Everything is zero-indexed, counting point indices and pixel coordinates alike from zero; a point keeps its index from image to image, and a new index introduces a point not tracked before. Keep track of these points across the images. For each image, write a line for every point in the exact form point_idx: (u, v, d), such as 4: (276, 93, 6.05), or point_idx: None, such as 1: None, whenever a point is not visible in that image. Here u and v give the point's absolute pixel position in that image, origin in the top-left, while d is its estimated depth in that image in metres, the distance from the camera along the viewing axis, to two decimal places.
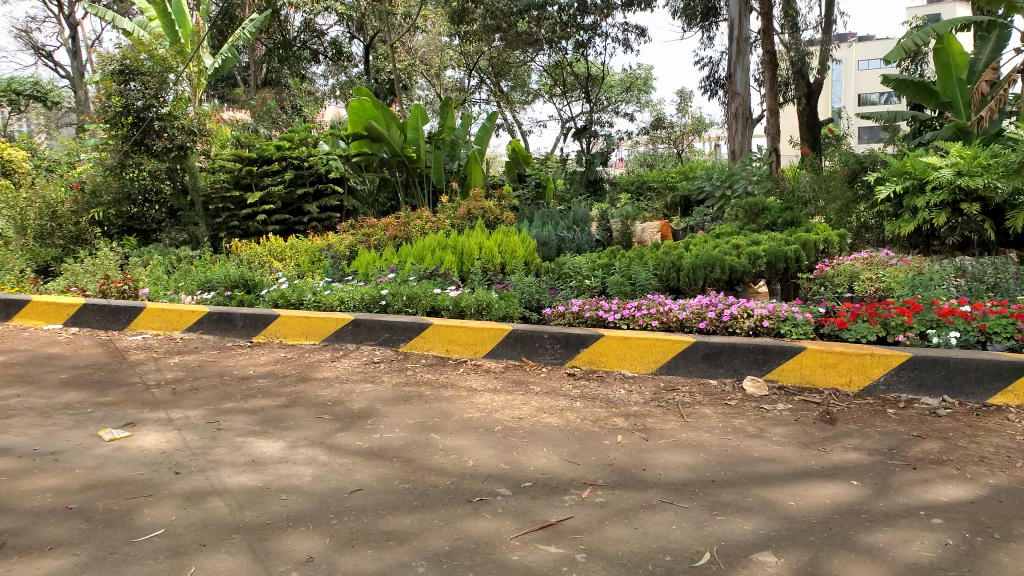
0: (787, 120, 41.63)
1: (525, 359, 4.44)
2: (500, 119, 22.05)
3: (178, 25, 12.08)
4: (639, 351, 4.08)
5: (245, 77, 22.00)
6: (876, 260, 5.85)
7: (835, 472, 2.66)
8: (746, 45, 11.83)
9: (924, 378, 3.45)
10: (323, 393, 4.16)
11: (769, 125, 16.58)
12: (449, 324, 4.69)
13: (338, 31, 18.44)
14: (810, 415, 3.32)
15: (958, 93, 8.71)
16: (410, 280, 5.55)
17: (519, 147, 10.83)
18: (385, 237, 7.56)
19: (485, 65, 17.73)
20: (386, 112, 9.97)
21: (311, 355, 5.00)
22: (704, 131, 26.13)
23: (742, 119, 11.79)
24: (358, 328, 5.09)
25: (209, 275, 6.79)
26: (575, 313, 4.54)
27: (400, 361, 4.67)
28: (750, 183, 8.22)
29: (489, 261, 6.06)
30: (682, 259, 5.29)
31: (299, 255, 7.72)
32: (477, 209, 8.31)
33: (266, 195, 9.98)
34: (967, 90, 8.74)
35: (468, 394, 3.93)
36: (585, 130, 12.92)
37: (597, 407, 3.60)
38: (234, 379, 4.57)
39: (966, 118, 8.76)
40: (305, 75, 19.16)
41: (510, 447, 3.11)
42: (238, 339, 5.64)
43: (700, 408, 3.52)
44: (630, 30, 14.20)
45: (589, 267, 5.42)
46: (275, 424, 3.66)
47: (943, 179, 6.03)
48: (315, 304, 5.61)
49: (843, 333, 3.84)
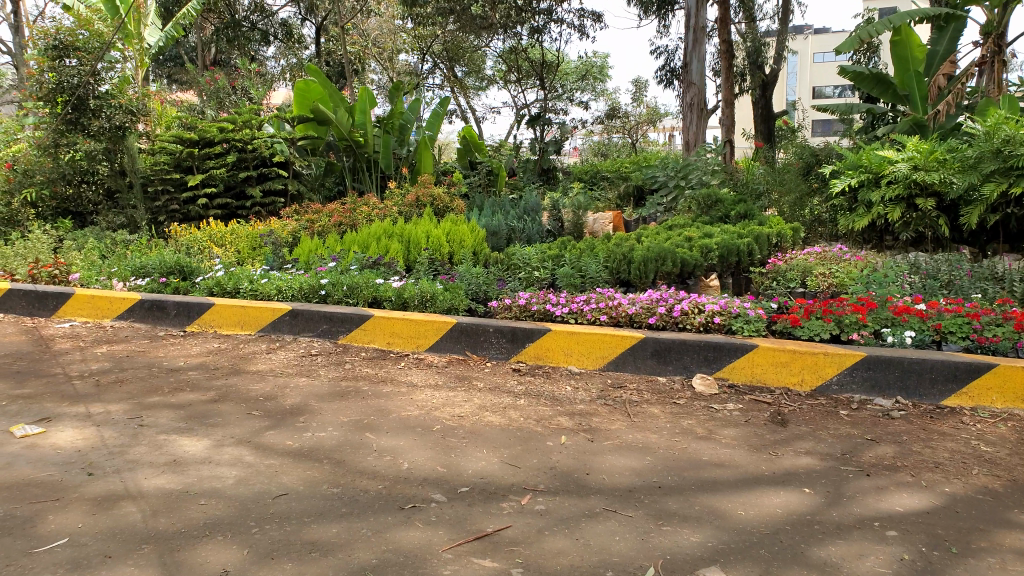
0: (746, 118, 42.33)
1: (469, 353, 4.22)
2: (453, 105, 21.58)
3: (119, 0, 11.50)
4: (587, 347, 3.90)
5: (193, 56, 20.99)
6: (830, 256, 5.80)
7: (787, 479, 2.53)
8: (702, 34, 11.79)
9: (877, 379, 3.37)
10: (255, 387, 3.84)
11: (726, 119, 16.68)
12: (390, 316, 4.42)
13: (289, 12, 17.70)
14: (762, 416, 3.20)
15: (916, 87, 8.75)
16: (351, 269, 5.26)
17: (471, 134, 10.56)
18: (328, 224, 7.21)
19: (440, 50, 17.25)
20: (334, 94, 9.82)
21: (246, 346, 4.66)
22: (661, 123, 26.20)
23: (696, 110, 11.74)
24: (295, 318, 4.77)
25: (143, 260, 6.29)
26: (522, 307, 4.34)
27: (338, 354, 4.38)
28: (704, 175, 8.18)
29: (436, 250, 5.79)
30: (634, 252, 5.15)
31: (240, 241, 7.31)
32: (426, 196, 8.03)
33: (208, 177, 9.32)
34: (924, 83, 8.77)
35: (407, 390, 3.69)
36: (539, 117, 12.61)
37: (543, 405, 3.41)
38: (163, 371, 4.20)
39: (923, 113, 8.81)
40: (254, 56, 18.28)
41: (449, 448, 2.88)
42: (171, 328, 5.23)
43: (648, 407, 3.36)
44: (586, 16, 14.00)
45: (539, 257, 5.23)
46: (199, 421, 3.33)
47: (899, 173, 6.07)
48: (252, 292, 5.25)
49: (796, 331, 3.75)
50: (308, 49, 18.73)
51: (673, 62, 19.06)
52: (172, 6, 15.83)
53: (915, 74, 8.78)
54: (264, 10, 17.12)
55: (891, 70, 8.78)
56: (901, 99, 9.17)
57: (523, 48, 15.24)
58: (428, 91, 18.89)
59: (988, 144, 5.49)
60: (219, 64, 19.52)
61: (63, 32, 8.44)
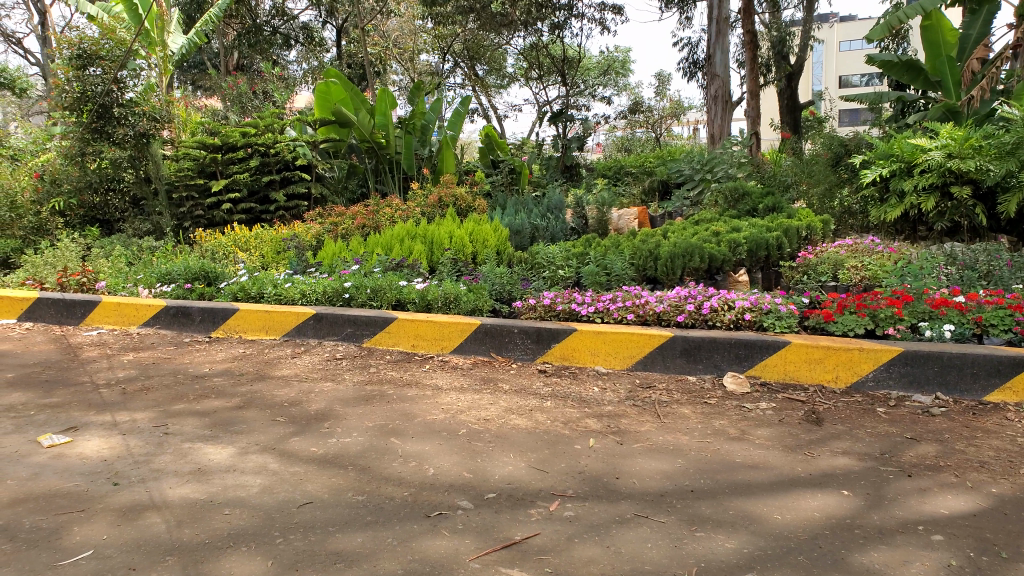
0: (769, 107, 41.55)
1: (495, 355, 4.19)
2: (475, 104, 21.56)
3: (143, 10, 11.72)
4: (613, 346, 3.85)
5: (217, 63, 21.31)
6: (862, 247, 5.64)
7: (824, 480, 2.45)
8: (726, 26, 11.60)
9: (915, 375, 3.27)
10: (280, 393, 3.86)
11: (750, 110, 16.38)
12: (414, 319, 4.41)
13: (310, 16, 17.86)
14: (795, 415, 3.12)
15: (948, 73, 8.50)
16: (375, 272, 5.26)
17: (493, 133, 10.52)
18: (352, 226, 7.24)
19: (460, 49, 17.21)
20: (354, 96, 9.69)
21: (271, 351, 4.69)
22: (684, 116, 25.84)
23: (721, 102, 11.52)
24: (319, 322, 4.79)
25: (169, 266, 6.38)
26: (547, 307, 4.30)
27: (363, 358, 4.39)
28: (730, 168, 8.05)
29: (459, 250, 5.77)
30: (660, 248, 5.07)
31: (264, 245, 7.39)
32: (449, 196, 8.02)
33: (231, 182, 9.49)
34: (957, 68, 8.51)
35: (433, 394, 3.67)
36: (561, 113, 12.50)
37: (570, 407, 3.36)
38: (189, 377, 4.25)
39: (956, 99, 8.57)
40: (276, 60, 18.47)
41: (475, 453, 2.86)
42: (197, 334, 5.30)
43: (678, 407, 3.29)
44: (607, 10, 13.84)
45: (563, 255, 5.18)
46: (225, 428, 3.36)
47: (933, 162, 5.84)
48: (275, 297, 5.27)
49: (829, 326, 3.66)
50: (329, 52, 18.88)
51: (695, 53, 18.76)
52: (195, 15, 16.09)
53: (947, 60, 8.53)
54: (286, 15, 17.29)
55: (922, 55, 8.54)
56: (933, 85, 8.97)
57: (543, 45, 15.16)
58: (449, 91, 18.89)
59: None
60: (243, 70, 19.80)
61: (87, 42, 8.57)
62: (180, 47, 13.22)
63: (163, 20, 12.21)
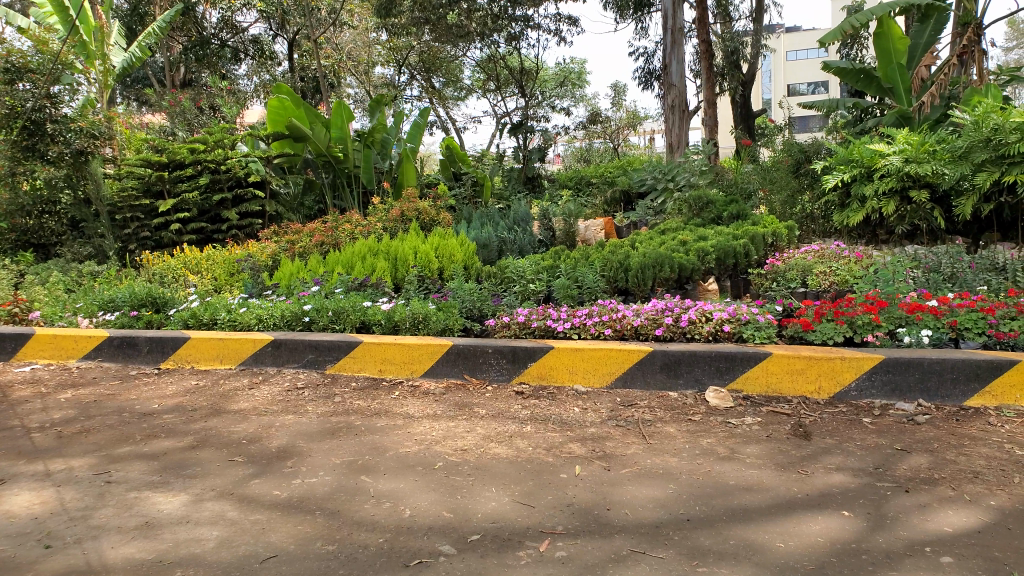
0: (722, 116, 42.75)
1: (468, 377, 4.00)
2: (432, 116, 21.36)
3: (80, 22, 11.21)
4: (592, 363, 3.71)
5: (161, 78, 20.52)
6: (828, 253, 5.67)
7: (823, 501, 2.34)
8: (681, 35, 11.78)
9: (897, 382, 3.23)
10: (237, 429, 3.56)
11: (706, 118, 16.68)
12: (381, 342, 4.18)
13: (261, 29, 17.44)
14: (782, 429, 3.03)
15: (899, 79, 8.79)
16: (336, 293, 4.99)
17: (454, 145, 10.35)
18: (310, 244, 6.92)
19: (416, 61, 17.01)
20: (308, 112, 9.50)
21: (226, 382, 4.36)
22: (640, 126, 26.29)
23: (678, 112, 11.66)
24: (278, 349, 4.50)
25: (113, 293, 5.93)
26: (521, 324, 4.13)
27: (327, 386, 4.12)
28: (692, 176, 8.11)
29: (425, 266, 5.55)
30: (630, 258, 5.01)
31: (216, 267, 7.02)
32: (412, 210, 7.81)
33: (180, 202, 8.92)
34: (907, 75, 8.82)
35: (404, 423, 3.45)
36: (521, 125, 12.43)
37: (551, 431, 3.19)
38: (136, 415, 3.89)
39: (908, 105, 8.80)
40: (226, 75, 17.88)
41: (454, 488, 2.65)
42: (144, 367, 4.90)
43: (663, 426, 3.16)
44: (562, 21, 13.92)
45: (533, 269, 5.04)
46: (175, 472, 3.03)
47: (892, 167, 6.03)
48: (230, 323, 4.93)
49: (809, 335, 3.61)
50: (282, 66, 18.46)
51: (651, 64, 19.07)
52: (139, 27, 15.44)
53: (898, 67, 8.83)
54: (235, 27, 16.81)
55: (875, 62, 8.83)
56: (885, 92, 9.21)
57: (500, 57, 15.15)
58: (406, 103, 18.66)
59: (977, 133, 5.52)
60: (190, 84, 19.11)
61: (14, 55, 8.09)
62: (123, 62, 12.55)
63: (103, 33, 11.63)
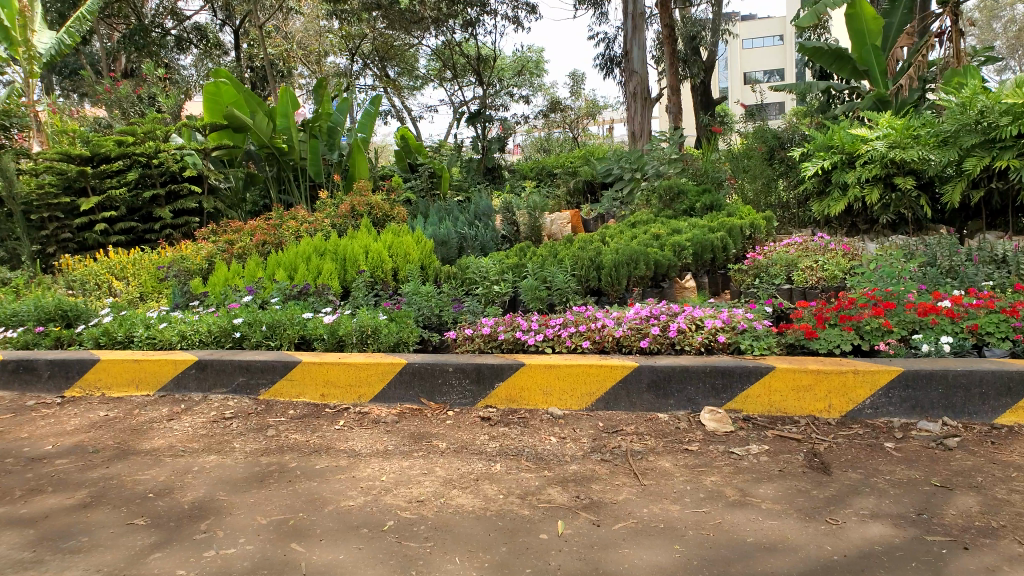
0: (683, 104, 42.91)
1: (426, 401, 3.45)
2: (387, 105, 20.36)
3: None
4: (569, 382, 3.21)
5: (96, 69, 18.93)
6: (812, 245, 5.26)
7: (868, 565, 1.89)
8: (641, 20, 11.33)
9: (918, 398, 2.85)
10: (144, 477, 2.89)
11: (671, 105, 16.36)
12: (323, 361, 3.57)
13: (206, 16, 16.30)
14: (796, 461, 2.60)
15: (874, 61, 8.53)
16: (272, 304, 4.35)
17: (408, 135, 9.80)
18: (251, 244, 6.19)
19: (370, 50, 16.11)
20: (250, 98, 8.52)
21: (141, 414, 3.67)
22: (600, 115, 25.81)
23: (640, 99, 11.25)
24: (203, 371, 3.84)
25: (16, 306, 5.06)
26: (486, 337, 3.58)
27: (260, 416, 3.52)
28: (661, 165, 7.72)
29: (376, 268, 4.97)
30: (602, 256, 4.53)
31: (143, 271, 6.26)
32: (363, 205, 7.18)
33: (106, 199, 8.05)
34: (882, 57, 8.56)
35: (349, 464, 2.88)
36: (478, 113, 11.78)
37: (525, 471, 2.67)
38: (21, 461, 3.15)
39: (884, 88, 8.56)
40: (167, 64, 16.58)
41: (410, 560, 2.10)
42: (45, 395, 4.14)
43: (658, 461, 2.69)
44: (520, 6, 13.29)
45: (497, 268, 4.54)
46: (54, 545, 2.35)
47: (874, 153, 5.73)
48: (149, 340, 4.22)
49: (812, 344, 3.19)
50: (228, 55, 17.38)
51: (611, 49, 18.58)
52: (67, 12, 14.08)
53: (873, 48, 8.57)
54: (177, 14, 15.76)
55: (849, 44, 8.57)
56: (860, 75, 8.99)
57: (457, 43, 14.33)
58: (358, 92, 17.74)
59: (965, 117, 5.32)
60: (127, 74, 17.73)
61: None
62: (49, 48, 11.27)
63: (25, 17, 10.45)
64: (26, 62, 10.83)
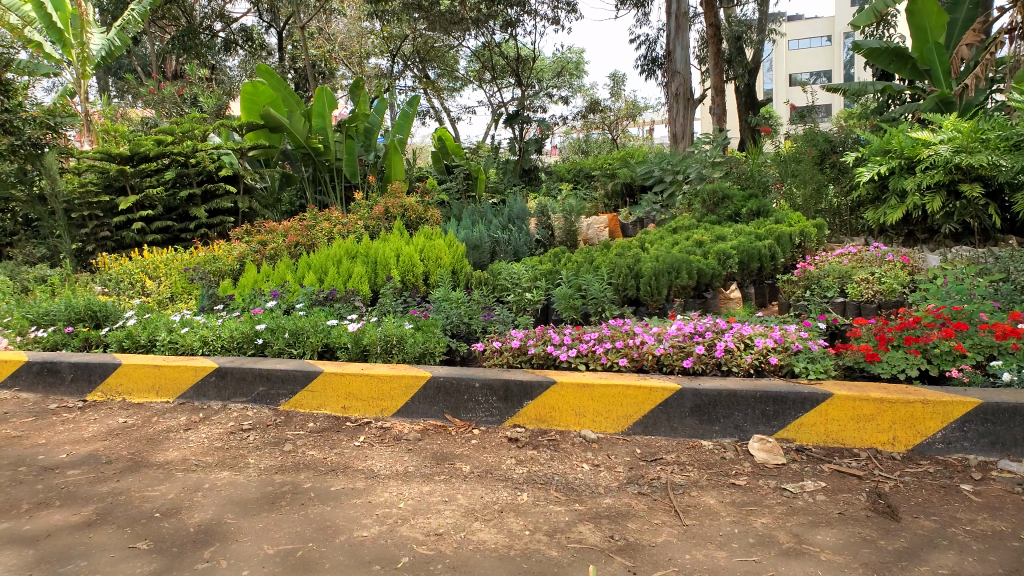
0: (725, 105, 41.88)
1: (451, 417, 3.26)
2: (426, 106, 20.34)
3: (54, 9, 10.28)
4: (604, 403, 2.98)
5: (147, 71, 19.42)
6: (868, 256, 4.89)
7: None
8: (685, 20, 10.94)
9: (999, 434, 2.54)
10: (152, 494, 2.76)
11: (715, 107, 15.96)
12: (344, 372, 3.42)
13: (253, 19, 16.53)
14: (859, 502, 2.31)
15: (936, 59, 8.02)
16: (296, 309, 4.21)
17: (446, 136, 9.62)
18: (283, 245, 6.08)
19: (411, 51, 16.07)
20: (289, 97, 8.57)
21: (159, 423, 3.58)
22: (640, 117, 25.30)
23: (682, 100, 10.89)
24: (222, 379, 3.73)
25: (47, 305, 5.03)
26: (516, 351, 3.36)
27: (278, 428, 3.38)
28: (703, 168, 7.40)
29: (406, 273, 4.81)
30: (641, 263, 4.27)
31: (174, 272, 6.23)
32: (396, 207, 7.07)
33: (143, 198, 8.11)
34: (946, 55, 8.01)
35: (366, 486, 2.70)
36: (516, 115, 11.57)
37: (555, 503, 2.46)
38: (33, 471, 3.06)
39: (947, 88, 8.07)
40: (214, 66, 16.85)
41: None
42: (67, 399, 4.10)
43: (701, 496, 2.43)
44: (560, 6, 13.04)
45: (529, 274, 4.32)
46: (51, 569, 2.22)
47: (937, 157, 5.40)
48: (171, 345, 4.14)
49: (873, 368, 2.87)
50: (272, 56, 17.56)
51: (653, 50, 18.15)
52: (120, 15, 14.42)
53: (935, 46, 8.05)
54: (225, 16, 16.05)
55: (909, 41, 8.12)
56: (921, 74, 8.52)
57: (496, 45, 14.14)
58: (398, 94, 17.72)
59: None
60: (176, 76, 18.11)
61: None
62: (100, 49, 11.46)
63: (79, 19, 10.64)
64: (79, 64, 10.88)
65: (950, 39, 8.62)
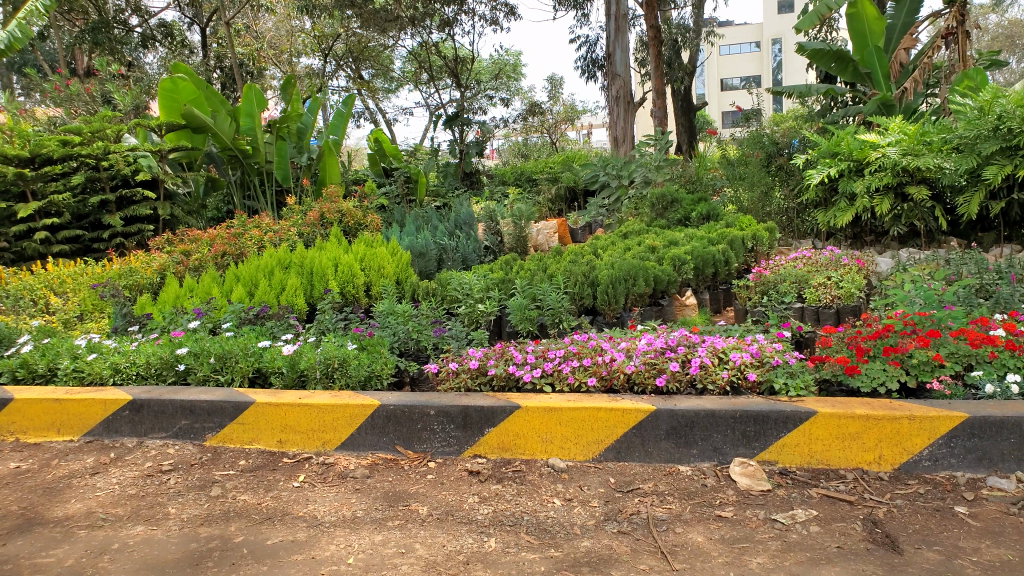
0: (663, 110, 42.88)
1: (403, 450, 2.92)
2: (359, 108, 19.63)
3: None
4: (574, 428, 2.71)
5: (52, 69, 17.79)
6: (820, 260, 4.85)
7: None
8: (624, 22, 10.92)
9: (986, 449, 2.44)
10: (43, 561, 2.29)
11: (656, 111, 16.14)
12: (280, 402, 3.01)
13: (173, 13, 15.40)
14: (856, 532, 2.14)
15: (876, 63, 8.36)
16: (223, 330, 3.73)
17: (381, 138, 9.21)
18: (207, 256, 5.54)
19: (344, 51, 15.42)
20: (211, 96, 7.96)
21: (60, 468, 3.06)
22: (579, 119, 25.41)
23: (622, 103, 10.88)
24: (138, 414, 3.25)
25: None
26: (475, 372, 3.05)
27: (204, 468, 2.94)
28: (649, 171, 7.38)
29: (346, 284, 4.43)
30: (598, 271, 4.07)
31: (83, 287, 5.55)
32: (333, 212, 6.62)
33: (48, 205, 7.27)
34: (886, 59, 8.38)
35: (308, 538, 2.33)
36: (455, 116, 11.21)
37: (529, 549, 2.17)
38: None
39: (886, 90, 8.37)
40: (130, 63, 15.59)
41: None
42: None
43: (689, 534, 2.20)
44: (499, 7, 12.85)
45: (482, 284, 4.04)
46: None
47: (886, 160, 5.53)
48: (76, 374, 3.60)
49: (852, 381, 2.74)
50: (196, 54, 16.44)
51: (593, 53, 18.22)
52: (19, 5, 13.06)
53: (875, 50, 8.39)
54: (142, 11, 15.01)
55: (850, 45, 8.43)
56: (863, 77, 8.81)
57: (434, 45, 13.76)
58: (331, 94, 17.00)
59: (982, 123, 5.04)
60: (87, 73, 16.68)
61: None
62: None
63: None
64: None
65: (890, 43, 8.97)
